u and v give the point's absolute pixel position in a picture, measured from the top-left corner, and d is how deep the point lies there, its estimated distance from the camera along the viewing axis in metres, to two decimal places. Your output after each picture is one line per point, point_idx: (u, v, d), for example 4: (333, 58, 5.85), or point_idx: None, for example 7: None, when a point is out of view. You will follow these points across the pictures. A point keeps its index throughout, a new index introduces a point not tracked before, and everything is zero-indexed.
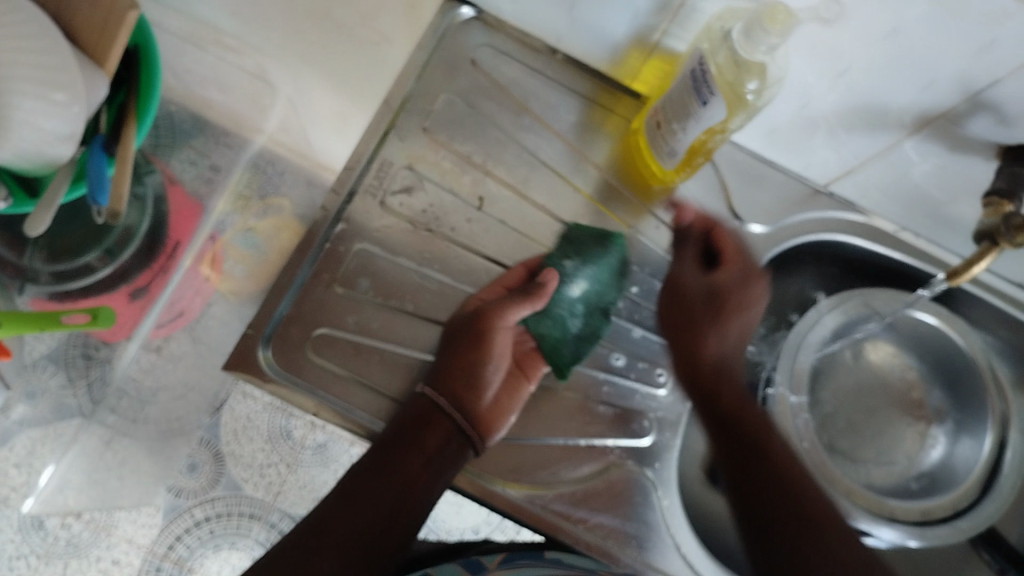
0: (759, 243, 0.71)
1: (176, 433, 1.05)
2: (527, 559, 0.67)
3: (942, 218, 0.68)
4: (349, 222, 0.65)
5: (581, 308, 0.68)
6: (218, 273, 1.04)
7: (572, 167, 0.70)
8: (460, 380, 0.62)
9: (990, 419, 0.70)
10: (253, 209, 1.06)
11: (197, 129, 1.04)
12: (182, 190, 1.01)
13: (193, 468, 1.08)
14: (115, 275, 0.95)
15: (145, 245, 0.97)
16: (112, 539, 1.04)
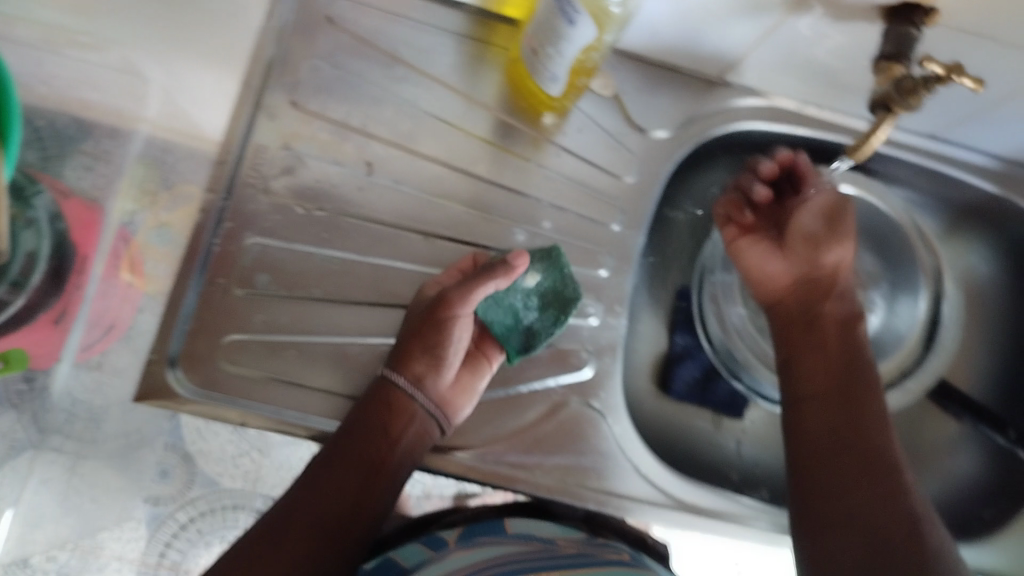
0: (665, 149, 0.70)
1: (139, 442, 0.67)
2: (488, 534, 0.62)
3: (841, 86, 0.66)
4: (235, 217, 0.62)
5: (536, 302, 0.64)
6: (139, 275, 0.66)
7: (460, 112, 0.67)
8: (417, 364, 0.58)
9: (922, 276, 0.71)
10: (154, 197, 0.67)
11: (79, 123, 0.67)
12: (75, 197, 0.64)
13: (165, 473, 0.67)
14: (30, 304, 0.60)
15: (51, 269, 0.62)
16: (99, 560, 0.65)
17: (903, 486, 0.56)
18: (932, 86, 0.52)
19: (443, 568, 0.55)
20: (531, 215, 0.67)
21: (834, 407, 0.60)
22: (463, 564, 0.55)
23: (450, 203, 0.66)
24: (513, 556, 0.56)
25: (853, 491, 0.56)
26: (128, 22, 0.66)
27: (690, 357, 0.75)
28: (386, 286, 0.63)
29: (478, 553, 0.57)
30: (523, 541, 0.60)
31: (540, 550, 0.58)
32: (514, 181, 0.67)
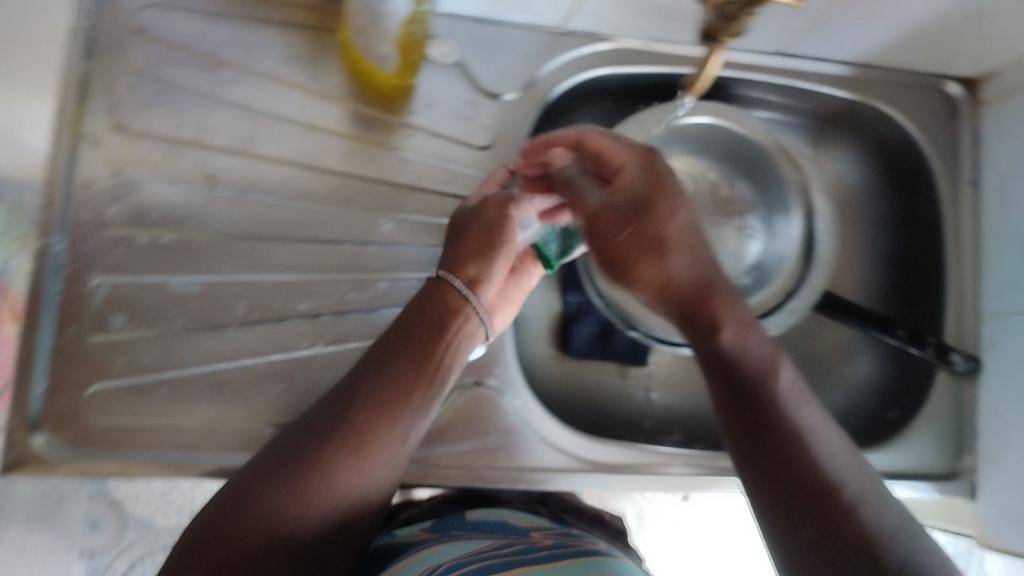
0: (520, 111, 0.67)
1: (57, 501, 0.78)
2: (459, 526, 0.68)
3: (684, 18, 0.64)
4: (75, 258, 0.58)
5: (566, 212, 0.66)
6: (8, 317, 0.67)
7: (298, 106, 0.63)
8: (472, 265, 0.57)
9: (793, 193, 0.71)
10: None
11: None
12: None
13: (94, 527, 0.79)
14: None
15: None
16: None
17: (812, 471, 0.44)
18: (749, 10, 0.49)
19: (425, 564, 0.59)
20: (393, 202, 0.64)
21: (730, 400, 0.48)
22: (446, 559, 0.59)
23: (305, 203, 0.62)
24: (494, 548, 0.62)
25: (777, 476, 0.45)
26: None
27: (586, 314, 0.74)
28: (253, 301, 0.60)
29: (459, 547, 0.62)
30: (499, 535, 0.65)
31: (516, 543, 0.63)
32: (371, 170, 0.64)
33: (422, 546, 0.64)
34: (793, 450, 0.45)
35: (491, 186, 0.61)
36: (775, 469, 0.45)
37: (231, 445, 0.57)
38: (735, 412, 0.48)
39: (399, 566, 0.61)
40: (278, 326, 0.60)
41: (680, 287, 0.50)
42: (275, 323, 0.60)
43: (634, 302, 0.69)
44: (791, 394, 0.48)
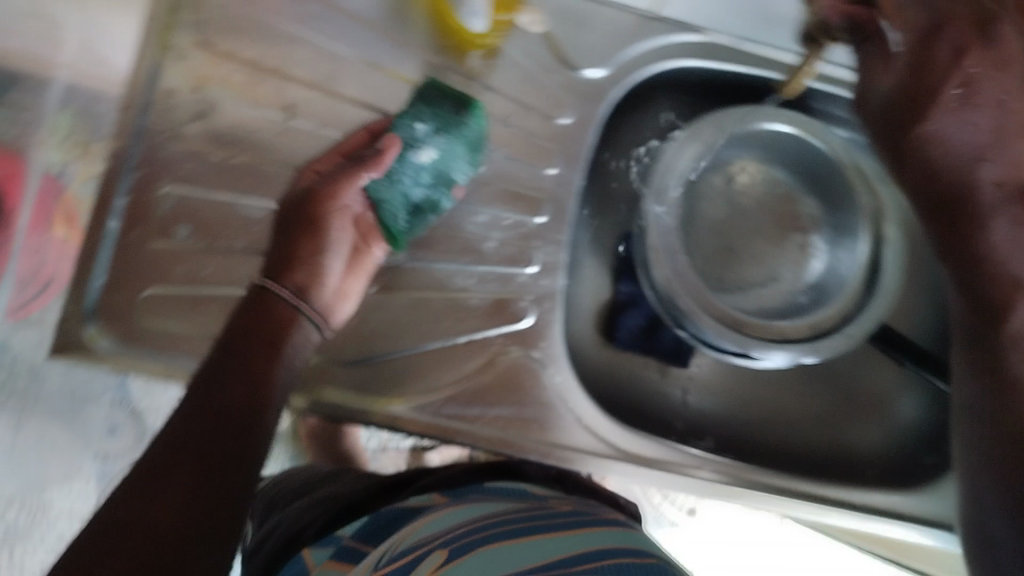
0: (598, 91, 0.65)
1: (83, 400, 0.82)
2: (471, 490, 0.69)
3: (784, 21, 0.62)
4: (147, 164, 0.59)
5: (428, 179, 0.61)
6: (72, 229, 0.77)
7: (376, 49, 0.62)
8: (300, 274, 0.56)
9: (864, 217, 0.68)
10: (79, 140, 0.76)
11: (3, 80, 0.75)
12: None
13: (114, 430, 0.83)
14: None
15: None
16: (50, 517, 0.82)
17: None
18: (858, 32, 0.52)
19: (437, 527, 0.61)
20: None
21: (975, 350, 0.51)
22: (456, 524, 0.61)
23: None
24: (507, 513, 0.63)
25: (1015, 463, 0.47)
26: None
27: (635, 305, 0.73)
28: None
29: (475, 510, 0.65)
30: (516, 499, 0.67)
31: (530, 506, 0.65)
32: None
33: (440, 508, 0.67)
34: (998, 355, 0.49)
35: (332, 157, 0.59)
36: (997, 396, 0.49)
37: None
38: (968, 346, 0.52)
39: (410, 529, 0.63)
40: (331, 265, 0.60)
41: (942, 192, 0.51)
42: (331, 259, 0.60)
43: (688, 295, 0.67)
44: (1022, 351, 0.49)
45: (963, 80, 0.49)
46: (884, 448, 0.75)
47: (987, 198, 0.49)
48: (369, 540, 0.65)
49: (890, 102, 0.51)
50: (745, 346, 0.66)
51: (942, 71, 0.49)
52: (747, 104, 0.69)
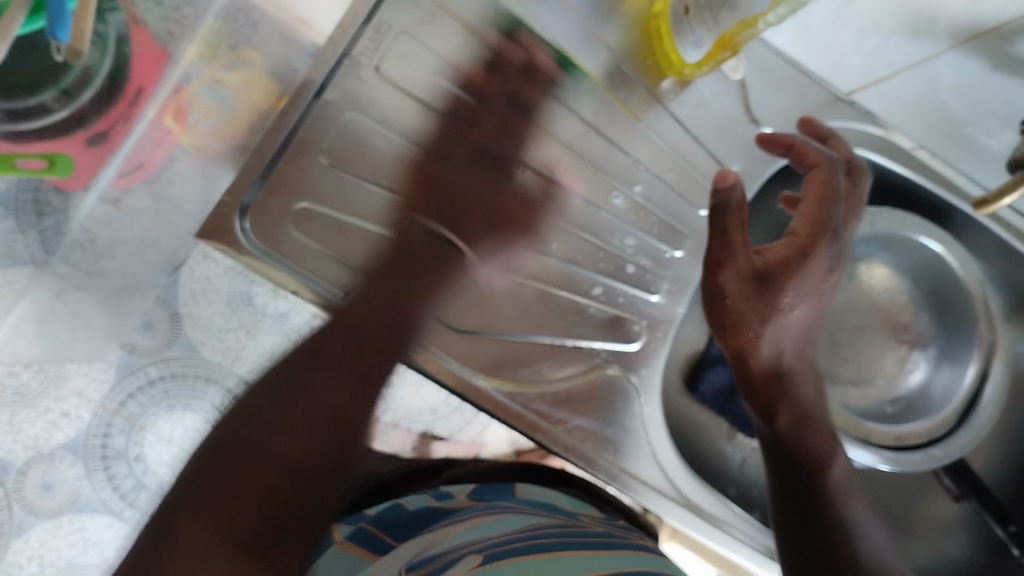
0: (771, 151, 0.69)
1: (131, 289, 0.80)
2: (500, 498, 0.61)
3: (970, 143, 0.65)
4: (336, 87, 0.58)
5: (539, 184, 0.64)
6: (182, 125, 0.80)
7: (581, 45, 0.64)
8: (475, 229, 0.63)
9: (976, 349, 0.70)
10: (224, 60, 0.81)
11: None
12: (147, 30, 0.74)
13: (148, 326, 0.80)
14: (75, 118, 0.71)
15: (105, 87, 0.72)
16: (60, 391, 0.76)
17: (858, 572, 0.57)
18: None
19: (460, 539, 0.50)
20: (624, 175, 0.66)
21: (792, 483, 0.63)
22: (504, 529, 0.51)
23: (547, 135, 0.64)
24: (546, 527, 0.53)
25: (789, 490, 0.62)
26: None
27: (725, 363, 0.73)
28: (453, 197, 0.61)
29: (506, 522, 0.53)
30: (545, 513, 0.58)
31: (566, 520, 0.56)
32: (619, 137, 0.66)
33: (465, 513, 0.55)
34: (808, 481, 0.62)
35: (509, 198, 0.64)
36: (813, 530, 0.60)
37: None
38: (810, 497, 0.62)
39: (435, 530, 0.53)
40: (482, 233, 0.62)
41: (753, 369, 0.63)
42: (476, 226, 0.62)
43: None
44: (842, 492, 0.62)
45: (836, 254, 0.63)
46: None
47: (794, 361, 0.64)
48: (391, 531, 0.54)
49: (756, 279, 0.59)
50: None
51: (816, 220, 0.61)
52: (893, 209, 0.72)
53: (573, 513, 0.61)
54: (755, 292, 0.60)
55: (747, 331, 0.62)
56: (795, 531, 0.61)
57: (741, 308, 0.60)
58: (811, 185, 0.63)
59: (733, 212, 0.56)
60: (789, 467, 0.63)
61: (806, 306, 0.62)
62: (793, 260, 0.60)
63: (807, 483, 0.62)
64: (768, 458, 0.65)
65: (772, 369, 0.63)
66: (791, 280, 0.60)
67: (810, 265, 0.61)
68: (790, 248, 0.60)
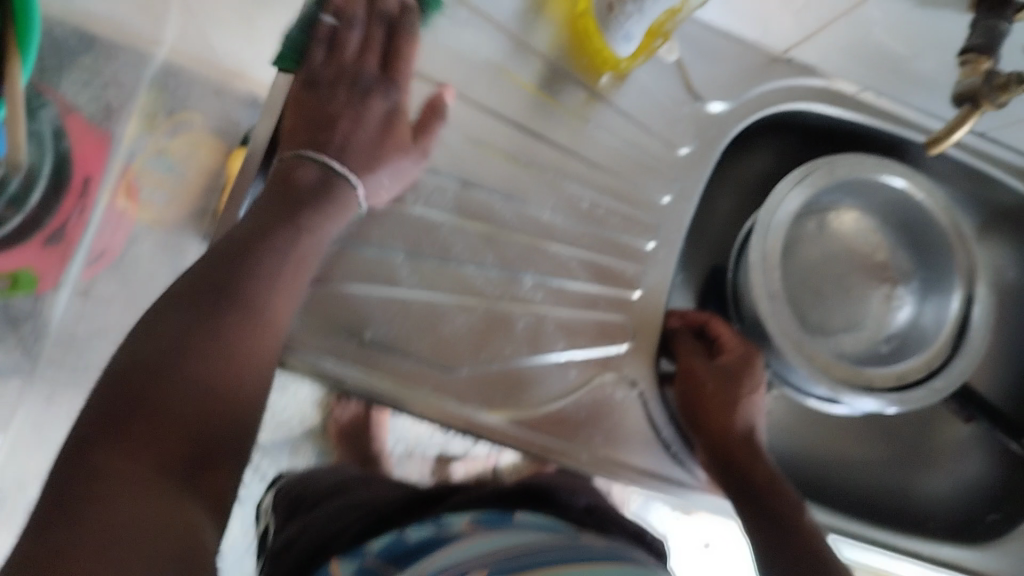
0: (719, 123, 0.69)
1: None
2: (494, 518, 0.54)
3: (909, 76, 0.65)
4: (282, 153, 0.58)
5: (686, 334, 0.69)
6: (135, 202, 0.96)
7: (512, 60, 0.64)
8: (581, 428, 0.63)
9: (957, 277, 0.71)
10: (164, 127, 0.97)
11: (84, 46, 0.95)
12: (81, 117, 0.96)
13: None
14: (27, 223, 0.92)
15: (50, 183, 0.94)
16: None
17: None
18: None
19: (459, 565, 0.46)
20: (585, 180, 0.66)
21: (763, 524, 0.60)
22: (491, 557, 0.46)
23: (496, 154, 0.63)
24: (539, 551, 0.47)
25: (768, 518, 0.60)
26: None
27: None
28: (408, 237, 0.59)
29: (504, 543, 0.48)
30: (545, 533, 0.51)
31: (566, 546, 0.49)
32: (567, 141, 0.66)
33: (450, 542, 0.50)
34: (777, 509, 0.60)
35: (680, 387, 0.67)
36: (787, 548, 0.57)
37: (371, 367, 0.57)
38: (774, 525, 0.59)
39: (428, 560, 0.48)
40: (458, 270, 0.60)
41: (735, 440, 0.64)
42: (448, 262, 0.60)
43: (784, 336, 0.66)
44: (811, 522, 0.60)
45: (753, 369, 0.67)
46: (947, 503, 0.77)
47: (753, 444, 0.64)
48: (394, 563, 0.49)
49: (725, 373, 0.65)
50: (836, 392, 0.67)
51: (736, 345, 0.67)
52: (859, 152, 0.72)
53: (573, 529, 0.54)
54: (725, 380, 0.65)
55: (717, 415, 0.64)
56: (772, 548, 0.58)
57: (711, 400, 0.64)
58: (724, 332, 0.68)
59: (684, 335, 0.68)
60: (766, 504, 0.61)
61: (759, 409, 0.66)
62: (743, 364, 0.66)
63: (789, 519, 0.59)
64: (750, 502, 0.61)
65: (745, 437, 0.64)
66: (748, 377, 0.66)
67: (748, 376, 0.66)
68: (736, 350, 0.67)
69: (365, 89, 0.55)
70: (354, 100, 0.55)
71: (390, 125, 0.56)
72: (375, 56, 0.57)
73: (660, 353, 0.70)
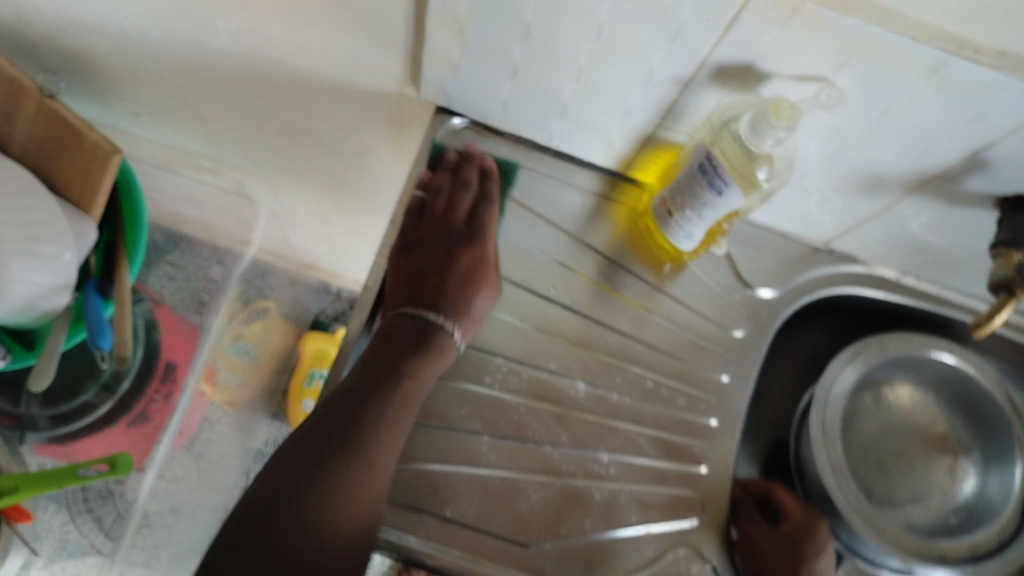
0: (772, 307, 0.74)
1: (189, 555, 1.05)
2: None
3: (946, 262, 0.70)
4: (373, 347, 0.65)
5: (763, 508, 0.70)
6: (213, 384, 1.09)
7: (574, 256, 0.71)
8: None
9: (1017, 447, 0.73)
10: (241, 316, 1.12)
11: (170, 244, 1.18)
12: (168, 309, 1.12)
13: None
14: (115, 408, 1.04)
15: (140, 372, 1.06)
16: None
17: None
18: None
19: None
20: (648, 364, 0.71)
21: None
22: None
23: (564, 343, 0.69)
24: None
25: None
26: (234, 131, 0.84)
27: None
28: (487, 419, 0.65)
29: None
30: None
31: None
32: (629, 328, 0.71)
33: None
34: None
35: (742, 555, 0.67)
36: None
37: (455, 543, 0.60)
38: None
39: None
40: (538, 450, 0.65)
41: None
42: (524, 442, 0.65)
43: (853, 508, 0.68)
44: None
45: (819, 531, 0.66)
46: None
47: None
48: None
49: (783, 546, 0.65)
50: (909, 564, 0.67)
51: (800, 511, 0.67)
52: (914, 334, 0.75)
53: None
54: (784, 548, 0.65)
55: None
56: None
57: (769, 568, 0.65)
58: (788, 500, 0.68)
59: (745, 504, 0.69)
60: None
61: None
62: (804, 529, 0.66)
63: None
64: None
65: None
66: (812, 540, 0.65)
67: (811, 540, 0.65)
68: (799, 517, 0.67)
69: (454, 245, 0.70)
70: (445, 255, 0.70)
71: (466, 275, 0.68)
72: (463, 213, 0.71)
73: (727, 522, 0.69)
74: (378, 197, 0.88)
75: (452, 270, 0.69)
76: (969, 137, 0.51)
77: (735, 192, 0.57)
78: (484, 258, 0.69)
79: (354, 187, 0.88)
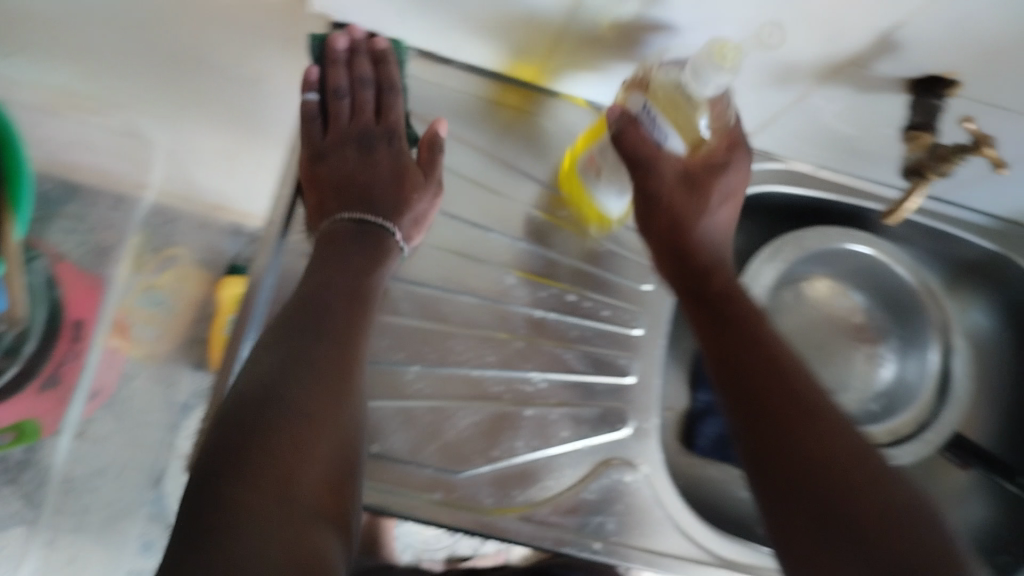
0: None
1: (121, 515, 1.05)
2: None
3: (861, 152, 0.70)
4: (283, 283, 0.61)
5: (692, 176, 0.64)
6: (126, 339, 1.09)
7: (484, 171, 0.69)
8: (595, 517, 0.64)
9: (933, 331, 0.75)
10: (150, 267, 1.12)
11: (65, 194, 1.06)
12: (69, 265, 1.04)
13: (147, 545, 1.05)
14: (21, 373, 0.96)
15: (43, 333, 0.98)
16: None
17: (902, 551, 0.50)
18: (965, 154, 0.56)
19: None
20: (572, 277, 0.70)
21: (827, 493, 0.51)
22: None
23: (485, 265, 0.67)
24: None
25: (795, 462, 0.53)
26: (117, 65, 0.76)
27: (715, 414, 0.76)
28: (410, 349, 0.62)
29: None
30: None
31: None
32: (549, 243, 0.69)
33: None
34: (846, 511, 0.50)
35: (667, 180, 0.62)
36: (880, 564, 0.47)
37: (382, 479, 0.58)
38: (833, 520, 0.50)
39: None
40: (469, 373, 0.64)
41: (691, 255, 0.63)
42: (449, 368, 0.63)
43: None
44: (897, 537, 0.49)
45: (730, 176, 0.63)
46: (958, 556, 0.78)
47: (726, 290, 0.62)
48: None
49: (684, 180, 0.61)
50: None
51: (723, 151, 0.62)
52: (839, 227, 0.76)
53: None
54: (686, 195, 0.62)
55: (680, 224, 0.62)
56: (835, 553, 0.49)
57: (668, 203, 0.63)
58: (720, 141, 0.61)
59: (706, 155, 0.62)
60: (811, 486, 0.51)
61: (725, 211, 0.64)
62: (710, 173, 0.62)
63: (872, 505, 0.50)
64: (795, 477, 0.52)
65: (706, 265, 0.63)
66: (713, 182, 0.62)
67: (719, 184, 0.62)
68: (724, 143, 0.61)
69: (366, 141, 0.59)
70: (361, 155, 0.59)
71: (398, 171, 0.59)
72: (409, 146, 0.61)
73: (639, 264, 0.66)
74: (277, 123, 0.84)
75: (372, 169, 0.59)
76: (878, 19, 0.50)
77: (676, 136, 0.57)
78: (401, 158, 0.60)
79: (252, 117, 0.83)
